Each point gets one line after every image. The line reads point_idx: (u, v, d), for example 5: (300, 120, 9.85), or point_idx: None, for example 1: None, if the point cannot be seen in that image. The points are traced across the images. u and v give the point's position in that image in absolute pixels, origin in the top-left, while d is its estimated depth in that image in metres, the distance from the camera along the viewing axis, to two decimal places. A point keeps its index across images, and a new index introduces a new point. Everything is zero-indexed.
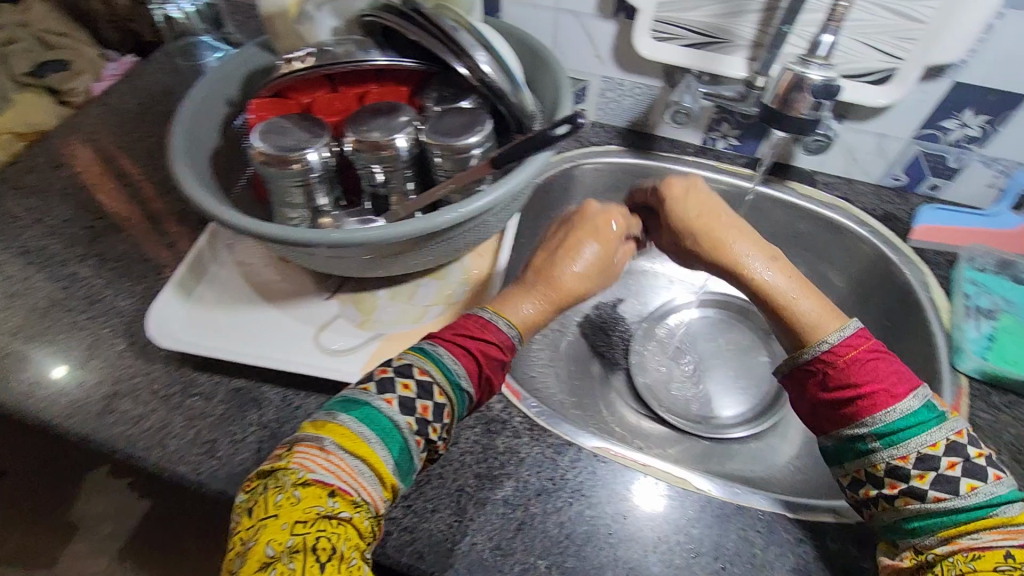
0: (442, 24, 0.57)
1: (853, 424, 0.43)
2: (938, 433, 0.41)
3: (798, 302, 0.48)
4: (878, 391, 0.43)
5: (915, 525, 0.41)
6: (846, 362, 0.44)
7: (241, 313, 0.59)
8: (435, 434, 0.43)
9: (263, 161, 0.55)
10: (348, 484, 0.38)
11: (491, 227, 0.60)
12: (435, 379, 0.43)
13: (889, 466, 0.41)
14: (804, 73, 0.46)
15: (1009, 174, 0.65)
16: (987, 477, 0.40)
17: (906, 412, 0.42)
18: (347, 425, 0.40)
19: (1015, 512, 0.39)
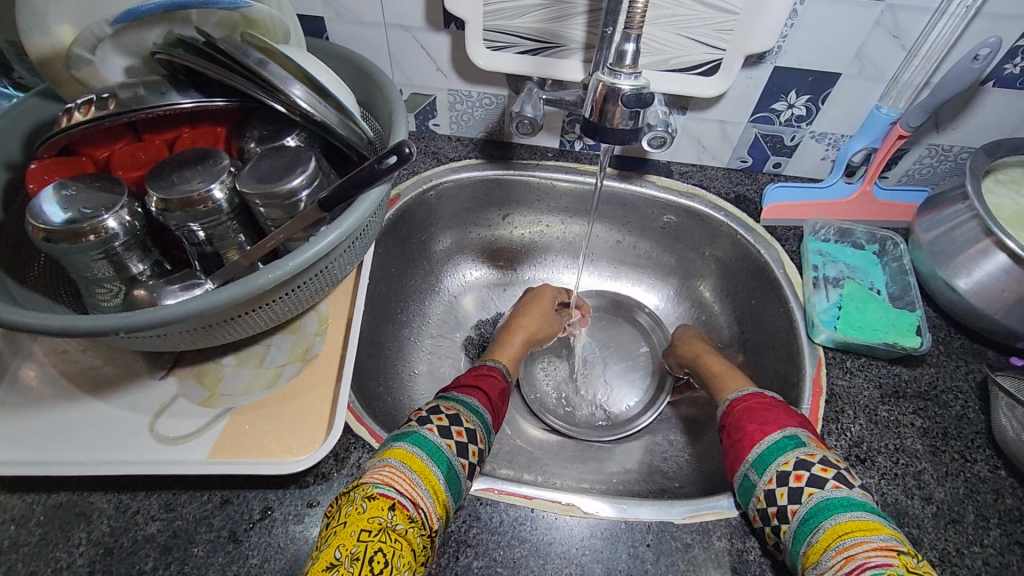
0: (244, 58, 0.51)
1: (737, 467, 0.48)
2: (790, 454, 0.46)
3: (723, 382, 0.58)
4: (754, 432, 0.49)
5: (794, 560, 0.42)
6: (736, 416, 0.52)
7: (57, 413, 0.50)
8: (472, 454, 0.47)
9: (46, 238, 0.46)
10: (405, 497, 0.40)
11: (341, 270, 0.55)
12: (461, 410, 0.50)
13: (765, 495, 0.45)
14: (615, 82, 0.44)
15: (838, 146, 0.70)
16: (826, 484, 0.43)
17: (771, 443, 0.47)
18: (402, 446, 0.44)
19: (846, 517, 0.40)
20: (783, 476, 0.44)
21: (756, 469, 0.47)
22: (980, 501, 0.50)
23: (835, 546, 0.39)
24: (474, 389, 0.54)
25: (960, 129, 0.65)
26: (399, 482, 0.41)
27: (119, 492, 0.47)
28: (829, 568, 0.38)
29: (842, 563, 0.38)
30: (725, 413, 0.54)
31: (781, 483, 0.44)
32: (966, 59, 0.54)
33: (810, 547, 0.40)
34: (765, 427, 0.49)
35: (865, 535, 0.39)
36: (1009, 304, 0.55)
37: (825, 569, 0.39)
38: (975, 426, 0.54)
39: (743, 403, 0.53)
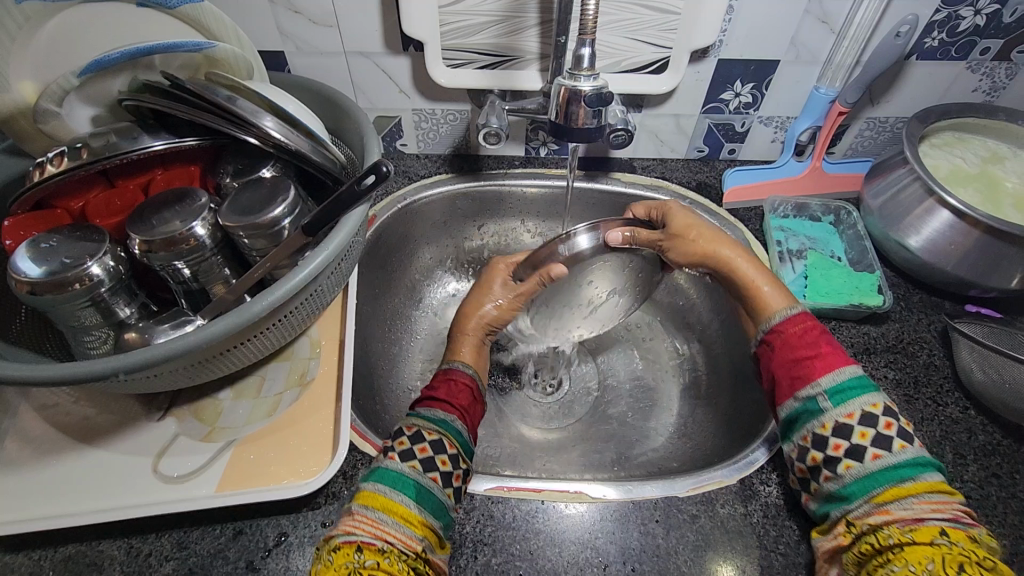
0: (214, 97, 0.52)
1: (804, 387, 0.47)
2: (854, 402, 0.44)
3: (762, 288, 0.55)
4: (827, 357, 0.47)
5: (849, 492, 0.42)
6: (781, 343, 0.50)
7: (56, 466, 0.50)
8: (444, 464, 0.46)
9: (30, 291, 0.46)
10: (371, 536, 0.40)
11: (329, 292, 0.56)
12: (422, 426, 0.49)
13: (815, 437, 0.44)
14: (577, 84, 0.46)
15: (785, 128, 0.74)
16: (894, 446, 0.42)
17: (848, 376, 0.46)
18: (366, 486, 0.44)
19: (932, 477, 0.40)
20: (845, 431, 0.43)
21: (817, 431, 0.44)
22: (955, 440, 0.53)
23: (921, 494, 0.40)
24: (443, 402, 0.52)
25: (893, 101, 0.70)
26: (361, 527, 0.41)
27: (129, 537, 0.47)
28: (906, 507, 0.39)
29: (925, 509, 0.39)
30: (778, 324, 0.51)
31: (865, 423, 0.43)
32: (889, 38, 0.59)
33: (892, 487, 0.40)
34: (817, 354, 0.48)
35: (946, 494, 0.40)
36: (957, 256, 0.59)
37: (904, 507, 0.39)
38: (942, 371, 0.58)
39: (792, 323, 0.50)
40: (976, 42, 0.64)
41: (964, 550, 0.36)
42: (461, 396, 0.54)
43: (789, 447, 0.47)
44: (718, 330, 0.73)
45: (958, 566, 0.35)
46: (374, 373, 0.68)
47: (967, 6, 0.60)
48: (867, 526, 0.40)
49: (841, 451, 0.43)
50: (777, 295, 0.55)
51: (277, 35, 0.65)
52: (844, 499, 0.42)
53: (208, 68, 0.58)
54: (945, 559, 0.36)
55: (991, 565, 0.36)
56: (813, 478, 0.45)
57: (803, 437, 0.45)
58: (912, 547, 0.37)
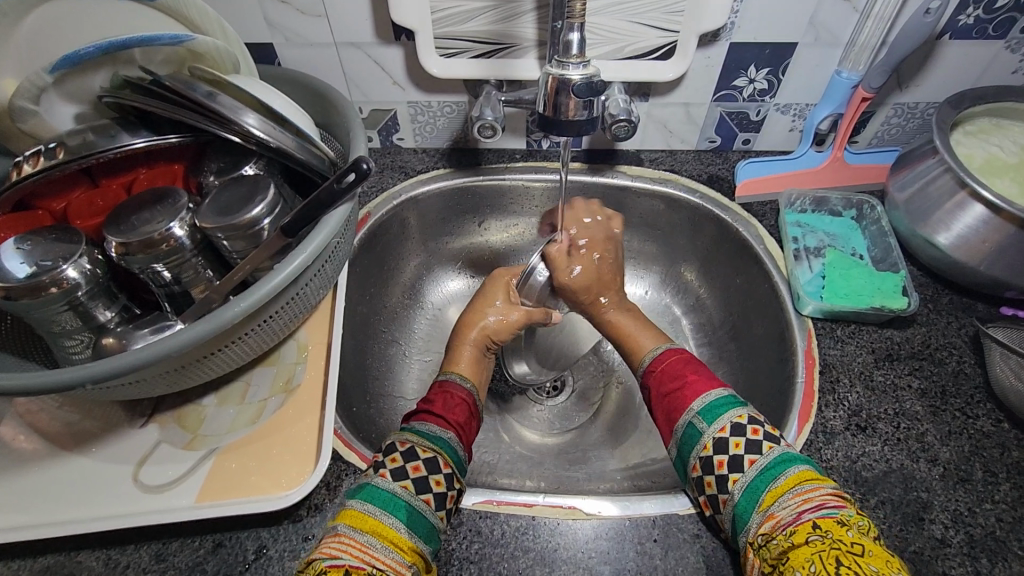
0: (192, 94, 0.50)
1: (680, 415, 0.48)
2: (722, 418, 0.45)
3: (638, 336, 0.60)
4: (696, 382, 0.50)
5: (743, 507, 0.41)
6: (660, 370, 0.53)
7: (36, 473, 0.49)
8: (438, 485, 0.44)
9: (4, 296, 0.45)
10: (360, 560, 0.37)
11: (315, 294, 0.54)
12: (417, 442, 0.46)
13: (702, 461, 0.45)
14: (566, 73, 0.42)
15: (804, 116, 0.69)
16: (763, 449, 0.43)
17: (715, 397, 0.48)
18: (354, 506, 0.40)
19: (795, 470, 0.41)
20: (723, 445, 0.44)
21: (701, 441, 0.45)
22: (986, 457, 0.49)
23: (793, 489, 0.40)
24: (438, 417, 0.49)
25: (923, 85, 0.65)
26: (349, 550, 0.37)
27: (107, 547, 0.46)
28: (784, 506, 0.39)
29: (798, 503, 0.39)
30: (655, 359, 0.55)
31: (736, 433, 0.44)
32: (917, 15, 0.54)
33: (769, 491, 0.40)
34: (688, 382, 0.50)
35: (817, 483, 0.39)
36: (990, 254, 0.54)
37: (782, 507, 0.39)
38: (972, 381, 0.54)
39: (667, 356, 0.54)
40: (1017, 18, 0.58)
41: (838, 541, 0.35)
42: (457, 412, 0.51)
43: (689, 487, 0.47)
44: (730, 332, 0.69)
45: (835, 560, 0.34)
46: (368, 376, 0.66)
47: None
48: (763, 536, 0.39)
49: (725, 467, 0.43)
50: (651, 337, 0.59)
51: (264, 26, 0.62)
52: (742, 516, 0.41)
53: (192, 63, 0.56)
54: (821, 557, 0.35)
55: (864, 549, 0.35)
56: (716, 510, 0.44)
57: (693, 466, 0.46)
58: (794, 551, 0.36)
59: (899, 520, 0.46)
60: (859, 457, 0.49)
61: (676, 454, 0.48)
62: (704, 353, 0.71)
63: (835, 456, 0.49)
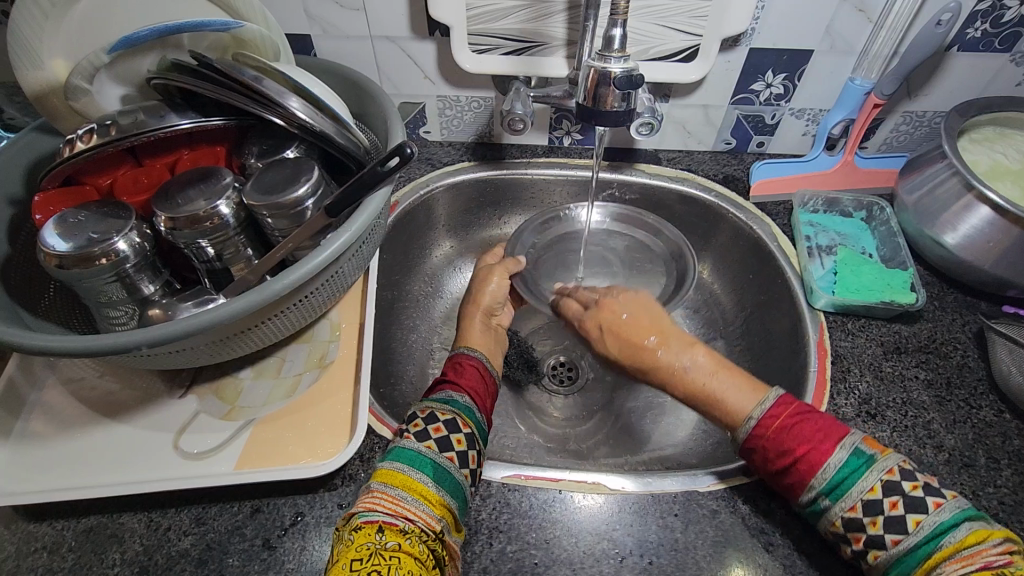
0: (242, 78, 0.52)
1: (803, 488, 0.43)
2: (870, 476, 0.41)
3: (724, 394, 0.50)
4: (812, 451, 0.44)
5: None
6: (772, 441, 0.45)
7: (81, 438, 0.51)
8: (459, 444, 0.46)
9: (59, 265, 0.46)
10: (391, 515, 0.39)
11: (350, 274, 0.56)
12: (433, 408, 0.48)
13: (846, 520, 0.41)
14: (607, 66, 0.45)
15: (817, 121, 0.72)
16: (928, 506, 0.40)
17: (850, 453, 0.43)
18: (384, 466, 0.43)
19: (963, 533, 0.38)
20: (874, 508, 0.41)
21: (841, 498, 0.42)
22: (989, 444, 0.52)
23: (952, 555, 0.38)
24: (454, 384, 0.52)
25: (931, 94, 0.68)
26: (382, 503, 0.40)
27: (149, 511, 0.47)
28: (944, 575, 0.37)
29: (969, 570, 0.36)
30: (756, 427, 0.46)
31: (888, 494, 0.41)
32: (929, 25, 0.57)
33: (936, 555, 0.38)
34: (814, 449, 0.43)
35: (983, 543, 0.37)
36: (995, 254, 0.57)
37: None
38: (976, 374, 0.56)
39: (772, 417, 0.46)
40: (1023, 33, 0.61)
41: None
42: (469, 376, 0.54)
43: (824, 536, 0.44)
44: (742, 327, 0.71)
45: None
46: (392, 359, 0.68)
47: None
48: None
49: (876, 530, 0.40)
50: (745, 395, 0.49)
51: (303, 17, 0.64)
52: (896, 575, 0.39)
53: (236, 49, 0.58)
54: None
55: None
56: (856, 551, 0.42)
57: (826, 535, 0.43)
58: None
59: None
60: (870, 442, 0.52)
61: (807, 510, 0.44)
62: (716, 346, 0.74)
63: None
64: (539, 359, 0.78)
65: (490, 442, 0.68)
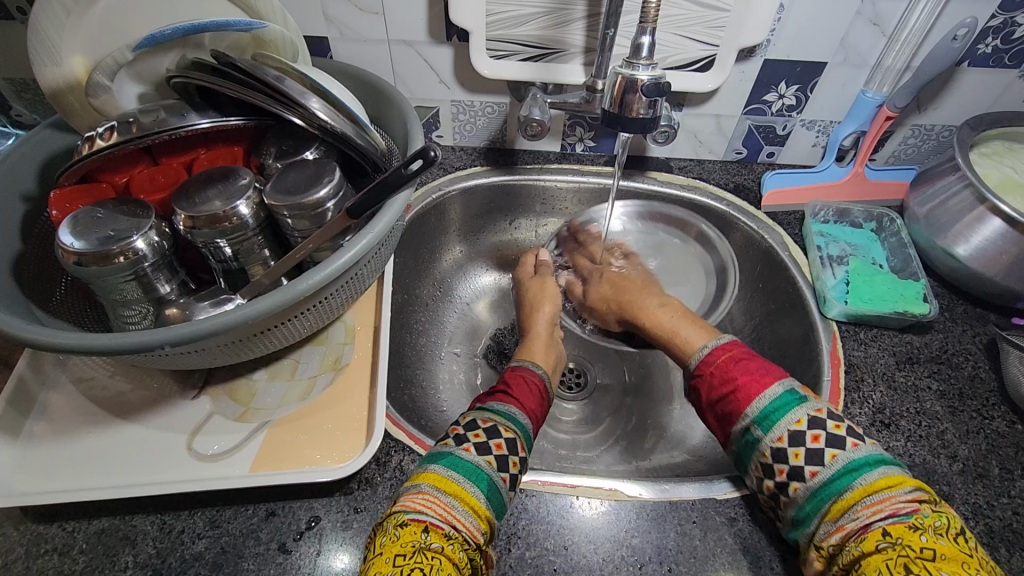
0: (264, 77, 0.52)
1: (737, 420, 0.47)
2: (799, 411, 0.44)
3: (683, 333, 0.58)
4: (748, 382, 0.48)
5: (807, 512, 0.42)
6: (717, 371, 0.50)
7: (92, 439, 0.50)
8: (514, 466, 0.45)
9: (76, 262, 0.46)
10: (442, 520, 0.39)
11: (367, 278, 0.56)
12: (498, 421, 0.48)
13: (772, 452, 0.44)
14: (634, 73, 0.45)
15: (828, 132, 0.73)
16: (846, 445, 0.42)
17: (772, 399, 0.46)
18: (437, 470, 0.42)
19: (875, 475, 0.40)
20: (781, 454, 0.44)
21: (766, 438, 0.45)
22: (1002, 455, 0.52)
23: (863, 500, 0.39)
24: (513, 399, 0.52)
25: (941, 108, 0.69)
26: (432, 506, 0.39)
27: (162, 513, 0.47)
28: (853, 518, 0.39)
29: (871, 513, 0.38)
30: (705, 358, 0.52)
31: (794, 443, 0.43)
32: (944, 40, 0.57)
33: (841, 496, 0.40)
34: (752, 380, 0.48)
35: (891, 489, 0.39)
36: (1007, 267, 0.57)
37: (851, 519, 0.39)
38: (987, 385, 0.57)
39: (720, 356, 0.51)
40: None
41: (908, 546, 0.36)
42: (528, 395, 0.54)
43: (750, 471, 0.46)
44: (751, 335, 0.72)
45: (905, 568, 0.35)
46: (403, 363, 0.68)
47: None
48: (833, 547, 0.39)
49: (784, 475, 0.43)
50: (698, 334, 0.57)
51: (321, 20, 0.65)
52: (805, 520, 0.42)
53: (255, 49, 0.58)
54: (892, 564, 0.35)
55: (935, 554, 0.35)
56: (780, 494, 0.44)
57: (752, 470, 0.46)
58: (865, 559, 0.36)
59: None
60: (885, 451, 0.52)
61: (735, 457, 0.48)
62: None
63: None
64: None
65: None
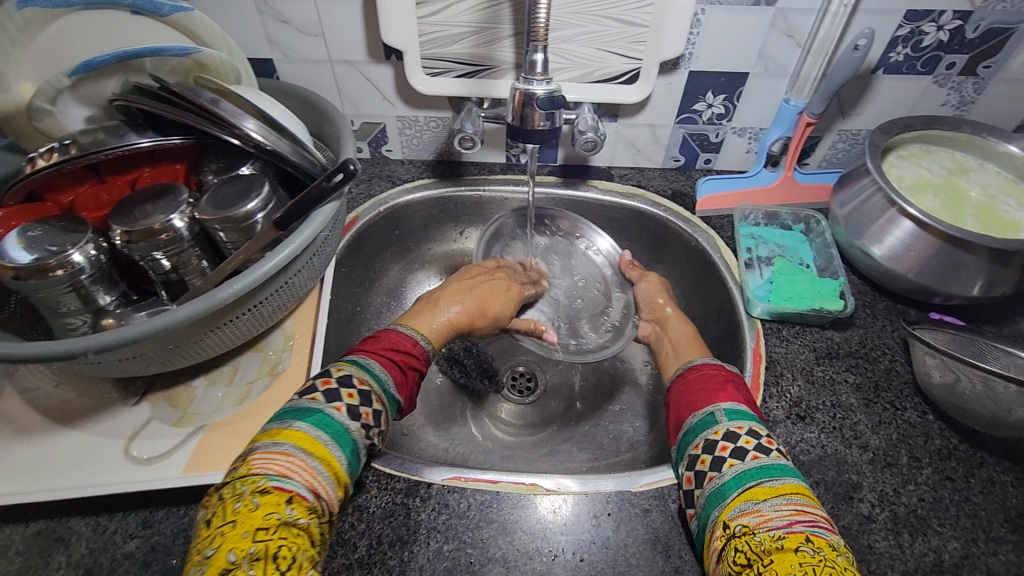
0: (198, 99, 0.55)
1: (705, 405, 0.49)
2: (747, 423, 0.46)
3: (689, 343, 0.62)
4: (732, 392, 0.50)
5: (730, 487, 0.42)
6: (694, 378, 0.53)
7: (34, 445, 0.52)
8: (376, 437, 0.46)
9: (15, 277, 0.48)
10: (304, 490, 0.38)
11: (301, 286, 0.58)
12: (371, 387, 0.46)
13: (706, 442, 0.46)
14: (529, 88, 0.48)
15: (758, 139, 0.76)
16: (770, 452, 0.43)
17: (748, 413, 0.48)
18: (303, 430, 0.41)
19: (795, 482, 0.41)
20: (713, 446, 0.45)
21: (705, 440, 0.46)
22: (912, 444, 0.54)
23: (786, 497, 0.39)
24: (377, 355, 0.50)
25: (864, 113, 0.72)
26: (299, 472, 0.39)
27: (96, 514, 0.49)
28: (776, 508, 0.39)
29: (792, 513, 0.38)
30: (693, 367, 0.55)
31: (728, 439, 0.45)
32: (847, 50, 0.60)
33: (761, 485, 0.41)
34: (721, 391, 0.50)
35: (814, 503, 0.40)
36: (917, 263, 0.60)
37: (772, 507, 0.39)
38: (902, 377, 0.59)
39: (706, 368, 0.54)
40: (941, 57, 0.65)
41: (828, 559, 0.35)
42: (398, 349, 0.52)
43: (689, 449, 0.47)
44: None
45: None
46: None
47: (929, 21, 0.62)
48: (743, 528, 0.39)
49: (706, 465, 0.45)
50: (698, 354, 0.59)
51: (265, 43, 0.68)
52: (723, 494, 0.42)
53: (198, 73, 0.61)
54: (810, 565, 0.34)
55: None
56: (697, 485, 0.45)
57: (694, 444, 0.47)
58: (779, 555, 0.35)
59: (831, 498, 0.51)
60: (798, 442, 0.54)
61: (682, 437, 0.49)
62: None
63: (775, 441, 0.54)
64: (498, 369, 0.80)
65: (446, 450, 0.70)
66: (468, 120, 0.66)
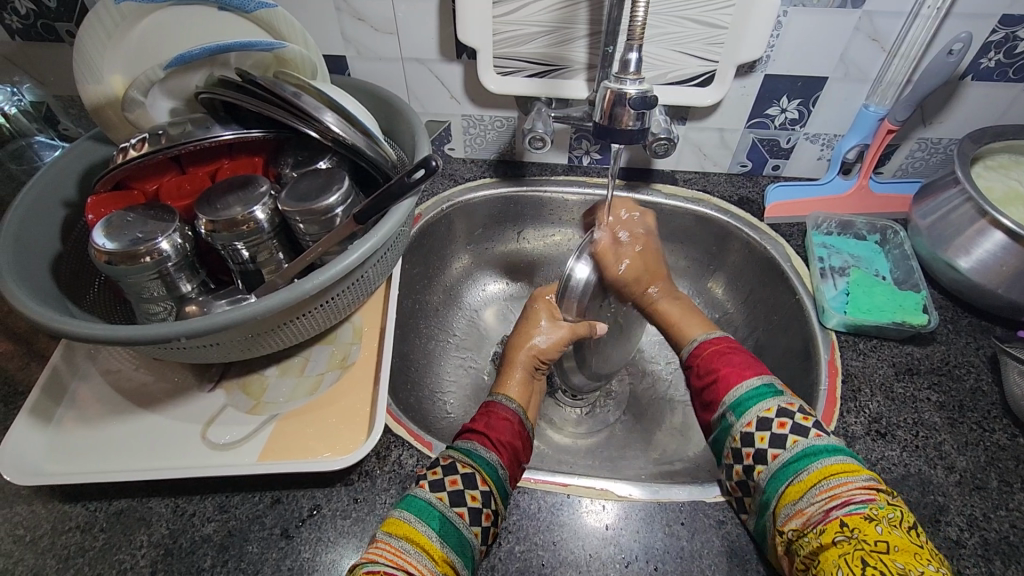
0: (281, 92, 0.56)
1: (716, 406, 0.50)
2: (770, 401, 0.47)
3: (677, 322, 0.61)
4: (728, 374, 0.50)
5: (769, 496, 0.43)
6: (701, 356, 0.54)
7: (116, 426, 0.54)
8: (473, 500, 0.44)
9: (108, 262, 0.50)
10: (394, 565, 0.39)
11: (372, 281, 0.58)
12: (456, 458, 0.47)
13: (742, 436, 0.46)
14: (622, 88, 0.49)
15: (832, 146, 0.74)
16: (810, 434, 0.44)
17: (750, 389, 0.48)
18: (393, 514, 0.43)
19: (830, 461, 0.42)
20: (750, 438, 0.46)
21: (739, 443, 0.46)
22: (1002, 468, 0.51)
23: (818, 485, 0.41)
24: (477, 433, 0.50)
25: (947, 122, 0.69)
26: (384, 554, 0.39)
27: (175, 496, 0.50)
28: (812, 503, 0.40)
29: (826, 500, 0.39)
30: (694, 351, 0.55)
31: (761, 427, 0.45)
32: (941, 54, 0.58)
33: (792, 485, 0.42)
34: (730, 372, 0.50)
35: (848, 475, 0.40)
36: (1008, 278, 0.57)
37: (809, 503, 0.40)
38: (989, 398, 0.56)
39: (708, 344, 0.55)
40: None
41: (863, 541, 0.37)
42: (501, 430, 0.51)
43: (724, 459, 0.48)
44: (753, 346, 0.72)
45: (862, 562, 0.36)
46: (410, 365, 0.71)
47: None
48: (793, 532, 0.40)
49: (751, 458, 0.45)
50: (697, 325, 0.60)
51: (339, 39, 0.69)
52: (767, 504, 0.43)
53: (277, 68, 0.62)
54: (848, 559, 0.36)
55: (889, 546, 0.37)
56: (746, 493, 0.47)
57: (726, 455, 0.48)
58: (823, 552, 0.38)
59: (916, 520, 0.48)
60: (879, 461, 0.52)
61: (714, 445, 0.50)
62: None
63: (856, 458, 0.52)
64: None
65: None
66: (541, 119, 0.66)
